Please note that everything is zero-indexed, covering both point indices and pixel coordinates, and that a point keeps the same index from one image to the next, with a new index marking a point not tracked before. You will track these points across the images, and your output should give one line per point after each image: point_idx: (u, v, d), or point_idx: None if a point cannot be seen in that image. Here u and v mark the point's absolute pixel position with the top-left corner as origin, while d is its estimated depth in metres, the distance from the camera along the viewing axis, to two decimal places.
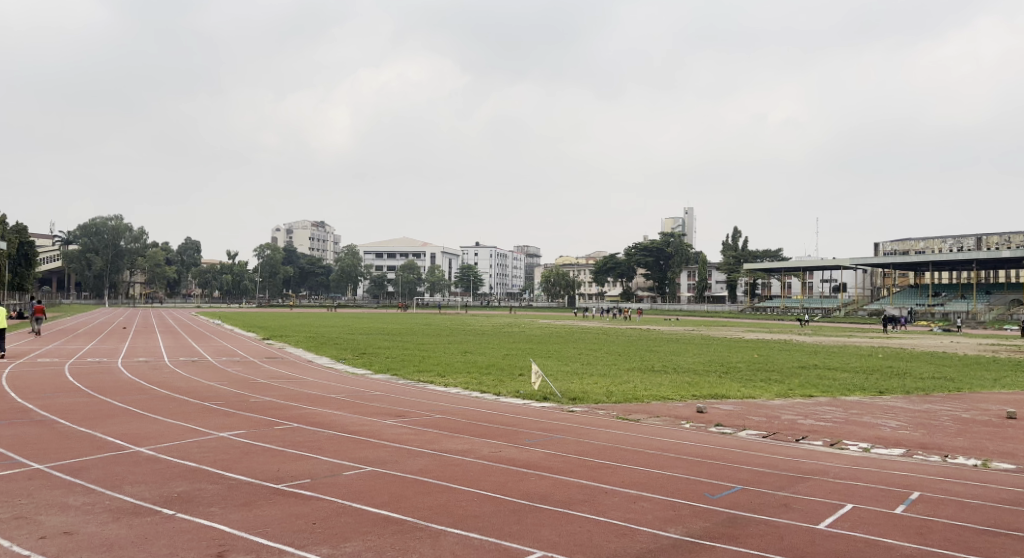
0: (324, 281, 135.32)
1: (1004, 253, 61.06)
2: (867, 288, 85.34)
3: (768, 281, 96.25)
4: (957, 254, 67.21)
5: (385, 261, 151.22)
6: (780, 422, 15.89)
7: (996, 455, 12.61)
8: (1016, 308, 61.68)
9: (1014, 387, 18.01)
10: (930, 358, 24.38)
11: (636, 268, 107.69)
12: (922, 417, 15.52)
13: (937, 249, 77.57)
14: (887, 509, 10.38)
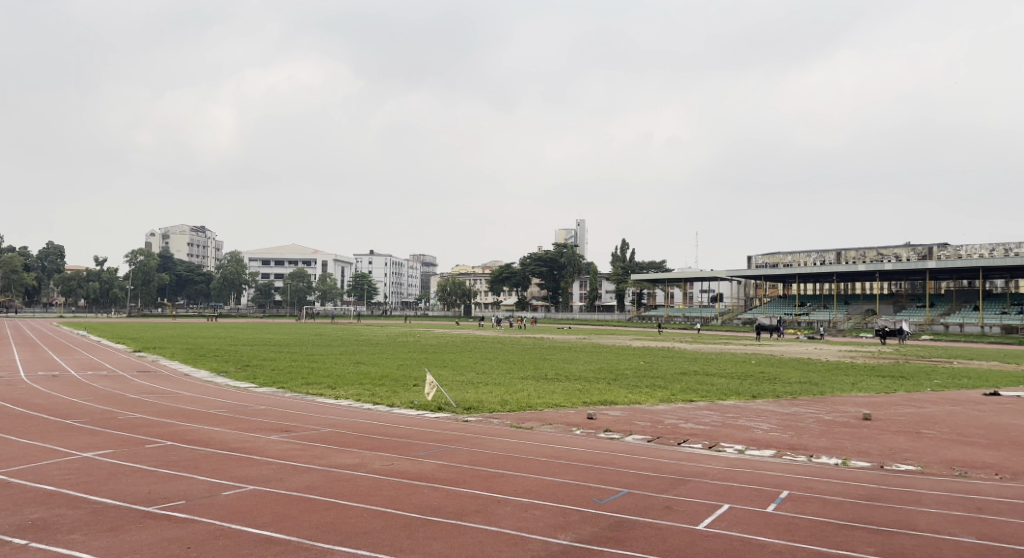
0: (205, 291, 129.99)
1: (860, 266, 65.66)
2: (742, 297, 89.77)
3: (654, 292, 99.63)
4: (820, 266, 71.69)
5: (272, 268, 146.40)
6: (663, 427, 16.60)
7: (854, 454, 13.65)
8: (871, 317, 66.58)
9: (870, 390, 19.48)
10: (797, 363, 25.98)
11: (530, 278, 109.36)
12: (789, 419, 16.60)
13: (803, 263, 82.41)
14: (759, 508, 11.10)
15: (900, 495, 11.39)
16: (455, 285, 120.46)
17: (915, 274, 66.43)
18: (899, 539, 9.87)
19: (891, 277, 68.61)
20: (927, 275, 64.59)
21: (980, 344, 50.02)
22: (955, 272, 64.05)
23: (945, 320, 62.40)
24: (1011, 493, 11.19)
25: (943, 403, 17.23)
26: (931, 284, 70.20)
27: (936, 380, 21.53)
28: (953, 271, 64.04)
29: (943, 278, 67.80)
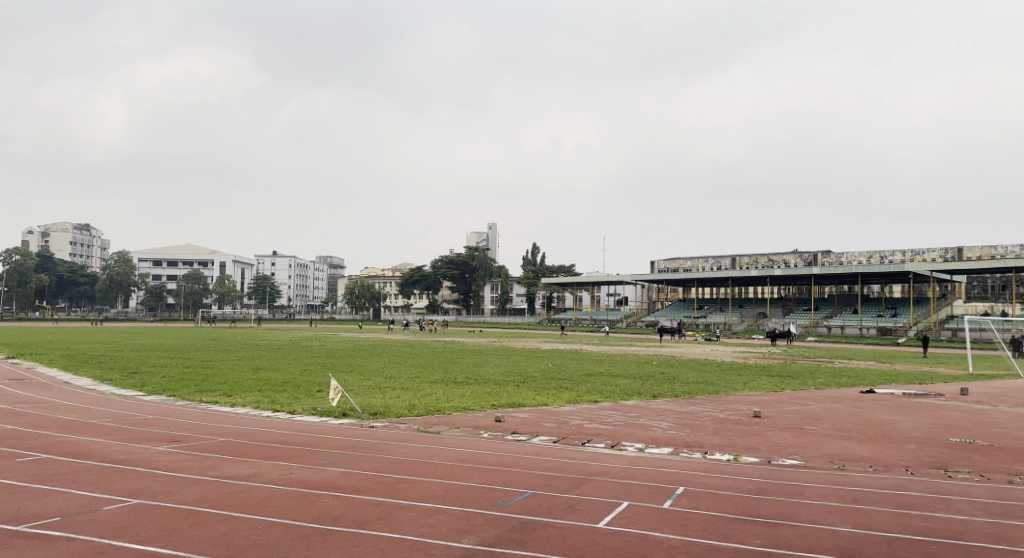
0: (87, 292, 124.25)
1: (753, 271, 68.67)
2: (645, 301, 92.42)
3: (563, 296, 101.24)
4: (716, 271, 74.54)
5: (165, 269, 141.38)
6: (568, 427, 16.96)
7: (745, 450, 14.30)
8: (763, 320, 69.77)
9: (761, 389, 20.45)
10: (694, 364, 27.04)
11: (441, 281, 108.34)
12: (686, 418, 17.22)
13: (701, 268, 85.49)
14: (657, 504, 11.49)
15: (785, 489, 12.02)
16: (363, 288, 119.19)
17: (801, 279, 70.04)
18: (783, 530, 10.41)
19: (780, 281, 72.08)
20: (812, 281, 68.21)
21: (859, 345, 53.22)
22: (837, 278, 67.89)
23: (828, 322, 66.15)
24: (884, 484, 11.97)
25: (826, 401, 18.25)
26: (816, 289, 74.14)
27: (820, 378, 22.79)
28: (835, 277, 67.86)
29: (826, 283, 71.70)
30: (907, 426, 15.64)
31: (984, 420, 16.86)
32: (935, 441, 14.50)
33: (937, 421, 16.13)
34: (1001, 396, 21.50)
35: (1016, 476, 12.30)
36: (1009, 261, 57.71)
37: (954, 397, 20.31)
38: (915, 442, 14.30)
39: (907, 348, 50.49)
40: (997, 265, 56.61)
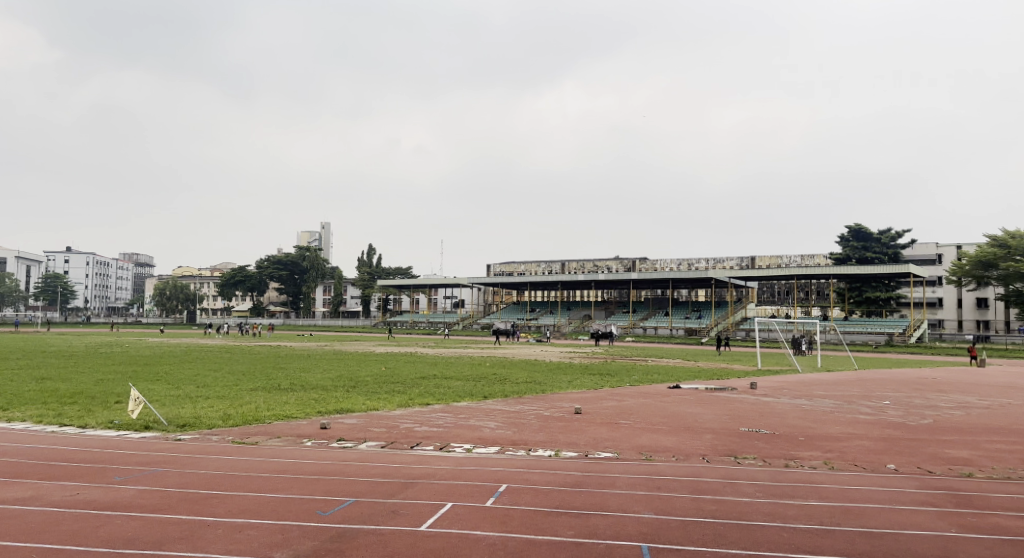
0: None
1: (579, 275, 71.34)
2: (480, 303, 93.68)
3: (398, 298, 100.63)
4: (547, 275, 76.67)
5: None
6: (397, 431, 16.65)
7: (567, 445, 14.65)
8: (590, 321, 73.02)
9: (586, 386, 21.12)
10: (525, 364, 27.58)
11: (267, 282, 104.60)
12: (514, 417, 17.43)
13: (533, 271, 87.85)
14: (479, 503, 11.47)
15: (601, 480, 12.39)
16: (175, 289, 112.23)
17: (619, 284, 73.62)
18: (597, 520, 10.70)
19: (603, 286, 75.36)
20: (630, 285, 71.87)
21: (669, 344, 56.70)
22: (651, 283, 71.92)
23: (643, 324, 70.13)
24: (685, 472, 12.63)
25: (641, 396, 19.13)
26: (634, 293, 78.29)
27: (635, 376, 23.94)
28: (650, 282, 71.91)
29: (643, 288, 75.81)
30: (706, 417, 16.69)
31: (770, 410, 18.36)
32: (730, 430, 15.54)
33: (732, 413, 17.35)
34: (785, 389, 23.60)
35: (795, 459, 13.41)
36: (791, 269, 63.99)
37: (747, 390, 22.01)
38: (712, 432, 15.26)
39: (712, 347, 54.38)
40: (784, 273, 62.47)
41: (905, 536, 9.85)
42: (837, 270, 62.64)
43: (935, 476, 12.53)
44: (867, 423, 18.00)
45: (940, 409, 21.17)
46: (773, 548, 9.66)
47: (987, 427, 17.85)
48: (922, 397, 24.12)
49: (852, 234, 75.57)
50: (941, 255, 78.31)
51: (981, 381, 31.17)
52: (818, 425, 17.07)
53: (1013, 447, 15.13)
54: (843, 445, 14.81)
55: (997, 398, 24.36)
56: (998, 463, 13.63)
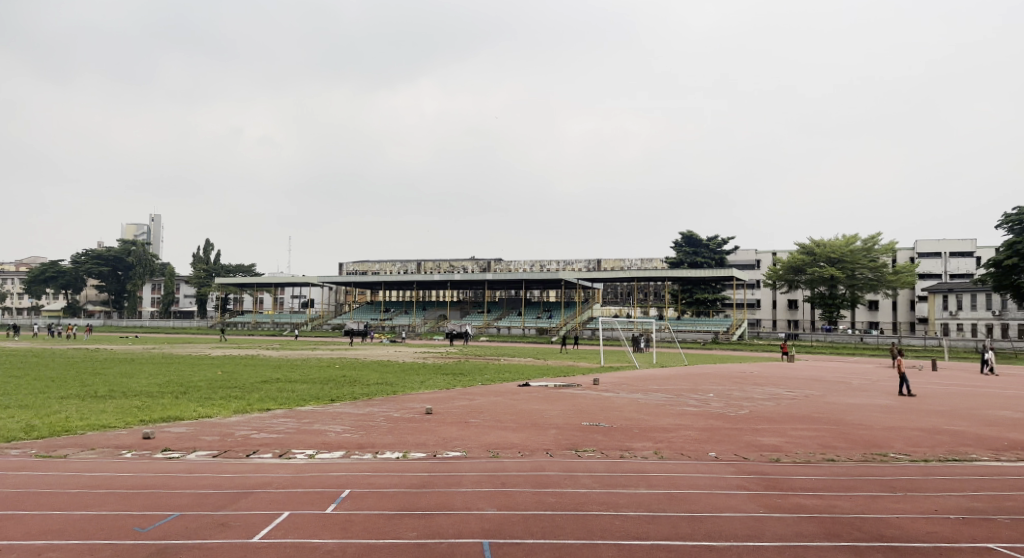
0: None
1: (434, 275, 71.25)
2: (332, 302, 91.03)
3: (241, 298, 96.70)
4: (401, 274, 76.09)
5: None
6: (233, 439, 15.90)
7: (413, 446, 14.52)
8: (445, 320, 73.24)
9: (437, 387, 21.09)
10: (376, 365, 27.23)
11: (82, 279, 97.02)
12: (362, 419, 17.15)
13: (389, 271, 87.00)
14: (319, 510, 11.11)
15: (445, 480, 12.31)
16: None
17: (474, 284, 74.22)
18: (438, 520, 10.61)
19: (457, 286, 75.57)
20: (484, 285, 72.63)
21: (520, 344, 57.79)
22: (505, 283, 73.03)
23: (498, 323, 70.92)
24: (527, 467, 12.83)
25: (492, 395, 19.38)
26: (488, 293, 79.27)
27: (486, 375, 24.22)
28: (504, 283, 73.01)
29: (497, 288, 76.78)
30: (550, 413, 17.09)
31: (609, 405, 19.09)
32: (571, 425, 15.95)
33: (574, 408, 17.90)
34: (623, 385, 24.69)
35: (628, 451, 13.99)
36: (631, 273, 67.18)
37: (589, 386, 22.80)
38: (554, 427, 15.59)
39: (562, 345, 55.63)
40: (626, 276, 65.39)
41: (721, 518, 10.51)
42: (673, 272, 66.27)
43: (750, 462, 13.50)
44: (696, 415, 19.15)
45: (758, 400, 22.92)
46: (606, 536, 10.00)
47: (797, 415, 19.51)
48: (743, 390, 26.03)
49: (684, 241, 80.14)
50: (759, 261, 85.07)
51: (797, 375, 34.02)
52: (651, 417, 17.94)
53: (818, 432, 16.62)
54: (672, 435, 15.67)
55: (807, 390, 26.68)
56: (804, 448, 14.89)
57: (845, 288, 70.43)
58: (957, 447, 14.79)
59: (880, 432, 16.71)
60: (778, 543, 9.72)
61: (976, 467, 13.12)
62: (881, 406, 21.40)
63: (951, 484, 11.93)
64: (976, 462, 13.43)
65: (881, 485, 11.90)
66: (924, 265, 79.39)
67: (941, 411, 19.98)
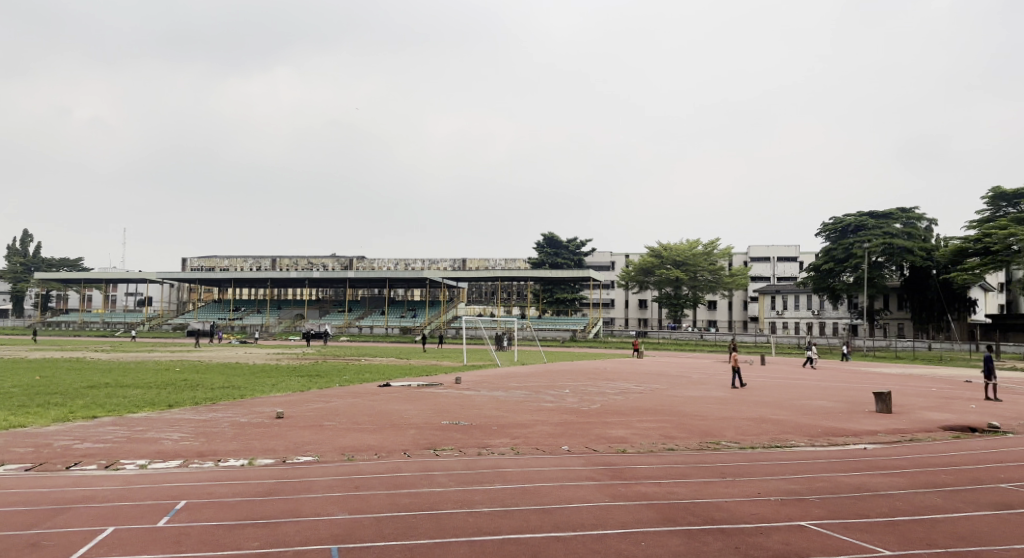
0: None
1: (289, 273, 69.41)
2: (172, 300, 86.30)
3: (65, 295, 90.15)
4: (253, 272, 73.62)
5: None
6: (50, 450, 14.24)
7: (261, 452, 13.27)
8: (300, 320, 71.55)
9: (286, 390, 20.77)
10: (220, 368, 26.33)
11: None
12: (203, 426, 16.42)
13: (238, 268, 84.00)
14: (147, 524, 9.67)
15: (295, 486, 11.10)
16: None
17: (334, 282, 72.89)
18: (284, 529, 9.46)
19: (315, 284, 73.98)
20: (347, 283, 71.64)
21: (382, 343, 57.53)
22: (368, 282, 72.26)
23: (358, 323, 70.02)
24: (385, 468, 11.97)
25: (347, 396, 19.31)
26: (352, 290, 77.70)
27: (345, 376, 24.03)
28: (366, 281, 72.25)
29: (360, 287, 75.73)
30: (409, 413, 17.28)
31: (469, 403, 19.52)
32: (432, 424, 16.21)
33: (433, 407, 18.20)
34: (483, 383, 25.22)
35: (485, 447, 14.26)
36: (496, 272, 68.16)
37: (450, 385, 23.14)
38: (414, 427, 15.66)
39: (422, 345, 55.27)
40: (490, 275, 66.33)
41: (570, 509, 10.44)
42: (534, 273, 67.94)
43: (598, 454, 14.28)
44: (551, 410, 19.90)
45: (609, 395, 24.11)
46: (460, 534, 9.47)
47: (643, 408, 20.72)
48: (595, 385, 27.27)
49: (545, 242, 82.36)
50: (613, 263, 88.70)
51: (645, 370, 36.04)
52: (507, 414, 18.45)
53: (660, 424, 17.76)
54: (526, 431, 16.26)
55: (653, 384, 28.29)
56: (647, 438, 15.91)
57: (688, 288, 74.84)
58: (780, 434, 16.31)
59: (716, 422, 18.06)
60: (621, 530, 9.66)
61: (795, 452, 14.55)
62: (717, 398, 23.08)
63: (772, 468, 13.21)
64: (795, 448, 14.89)
65: (713, 471, 12.96)
66: (755, 268, 85.51)
67: (769, 402, 21.85)
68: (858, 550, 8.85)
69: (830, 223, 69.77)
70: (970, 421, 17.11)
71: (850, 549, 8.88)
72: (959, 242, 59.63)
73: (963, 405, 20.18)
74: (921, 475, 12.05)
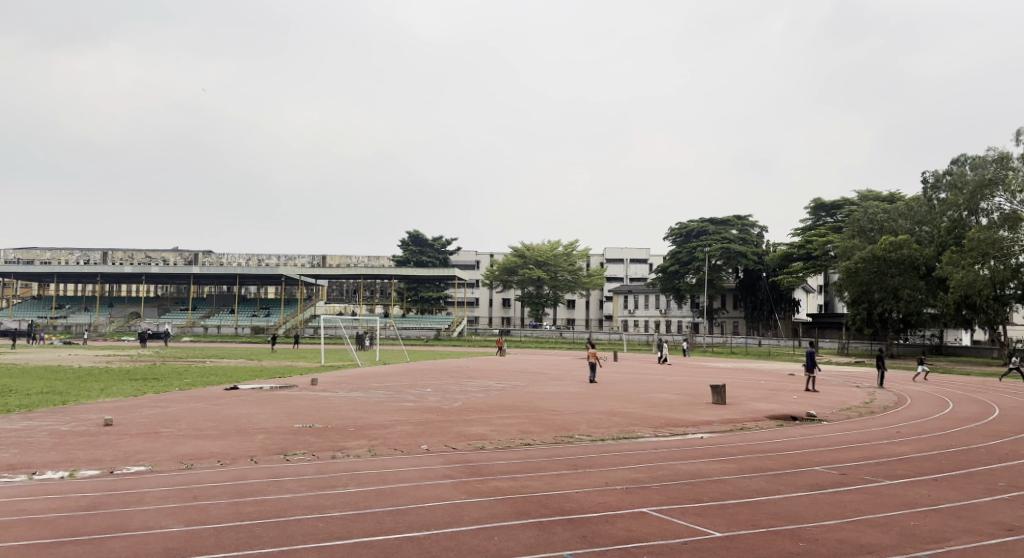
0: None
1: (124, 268, 65.35)
2: None
3: None
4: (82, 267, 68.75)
5: None
6: None
7: (83, 464, 12.28)
8: (136, 320, 67.60)
9: (115, 395, 19.59)
10: (42, 372, 24.45)
11: None
12: (19, 436, 15.03)
13: (63, 262, 78.34)
14: None
15: (122, 499, 10.29)
16: None
17: (178, 279, 69.21)
18: (107, 544, 8.65)
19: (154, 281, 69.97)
20: (191, 280, 68.28)
21: (234, 343, 55.35)
22: (215, 279, 69.19)
23: (203, 322, 66.93)
24: (226, 477, 11.51)
25: (188, 401, 18.45)
26: (194, 288, 74.27)
27: (186, 379, 22.88)
28: (213, 278, 69.10)
29: (205, 284, 72.29)
30: (259, 417, 16.74)
31: (324, 405, 19.12)
32: (283, 428, 15.79)
33: (285, 410, 17.74)
34: (342, 384, 24.79)
35: (340, 450, 14.02)
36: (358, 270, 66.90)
37: (306, 387, 22.59)
38: (264, 432, 15.14)
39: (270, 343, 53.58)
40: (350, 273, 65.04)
41: (424, 509, 10.21)
42: (397, 271, 67.28)
43: (456, 452, 14.40)
44: (411, 410, 19.86)
45: (469, 393, 24.36)
46: (307, 540, 8.94)
47: (501, 405, 21.06)
48: (456, 384, 27.47)
49: (411, 239, 81.67)
50: (478, 262, 89.45)
51: (506, 367, 36.68)
52: (363, 415, 18.24)
53: (518, 420, 18.14)
54: (384, 432, 16.14)
55: (513, 381, 28.80)
56: (504, 435, 16.22)
57: (548, 288, 76.64)
58: (628, 426, 17.06)
59: (569, 416, 18.64)
60: (475, 526, 9.43)
61: (641, 443, 15.29)
62: (573, 393, 23.80)
63: (620, 459, 13.81)
64: (641, 438, 15.65)
65: (566, 464, 13.38)
66: (611, 269, 88.67)
67: (620, 396, 22.79)
68: (692, 533, 9.13)
69: (675, 227, 73.15)
70: (792, 410, 18.59)
71: (684, 533, 9.14)
72: (784, 250, 65.40)
73: (788, 396, 21.88)
74: (749, 461, 13.01)
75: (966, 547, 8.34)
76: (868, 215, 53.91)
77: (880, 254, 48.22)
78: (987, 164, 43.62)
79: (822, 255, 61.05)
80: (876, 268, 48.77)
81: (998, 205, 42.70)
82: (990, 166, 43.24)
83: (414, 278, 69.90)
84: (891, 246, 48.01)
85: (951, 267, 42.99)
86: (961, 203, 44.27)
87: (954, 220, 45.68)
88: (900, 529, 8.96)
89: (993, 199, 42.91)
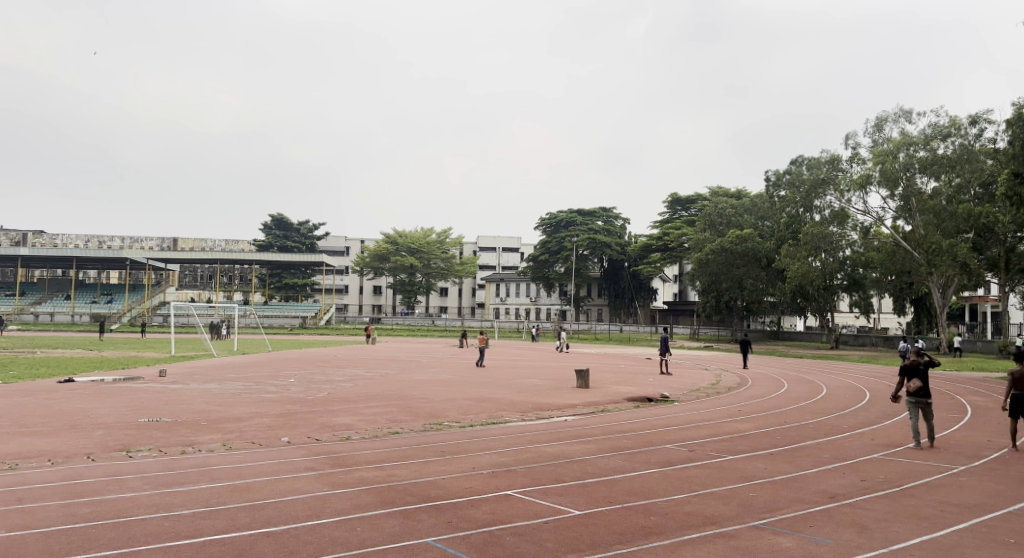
0: None
1: None
2: None
3: None
4: None
5: None
6: None
7: None
8: None
9: None
10: None
11: None
12: None
13: None
14: None
15: None
16: None
17: (3, 263, 63.80)
18: None
19: None
20: (19, 264, 63.05)
21: (68, 333, 51.84)
22: (46, 262, 64.22)
23: (34, 309, 62.17)
24: (59, 476, 10.73)
25: (18, 394, 17.10)
26: (22, 272, 68.75)
27: (14, 371, 21.03)
28: (44, 261, 64.09)
29: (35, 268, 66.96)
30: (99, 413, 15.64)
31: (173, 398, 18.11)
32: (126, 424, 14.85)
33: (130, 404, 16.67)
34: (194, 376, 23.50)
35: (190, 445, 13.34)
36: (214, 254, 63.94)
37: (153, 378, 21.36)
38: (104, 428, 14.19)
39: (113, 333, 50.41)
40: (203, 257, 62.15)
41: (280, 503, 9.83)
42: (257, 257, 64.80)
43: (319, 443, 14.03)
44: (270, 401, 19.18)
45: (334, 382, 23.78)
46: (151, 540, 8.42)
47: (366, 394, 20.70)
48: (321, 373, 26.86)
49: (274, 223, 78.95)
50: (348, 248, 87.73)
51: (372, 356, 36.15)
52: (219, 407, 17.50)
53: (385, 409, 17.92)
54: (242, 425, 15.51)
55: (380, 370, 28.37)
56: (370, 424, 15.96)
57: (421, 276, 76.12)
58: (495, 412, 17.19)
59: (431, 404, 18.59)
60: (336, 518, 9.17)
61: (507, 427, 15.44)
62: (440, 381, 23.75)
63: (485, 443, 13.89)
64: (506, 423, 15.82)
65: (433, 451, 13.34)
66: (482, 257, 89.17)
67: (489, 382, 22.93)
68: (552, 512, 9.29)
69: (545, 217, 74.08)
70: (649, 392, 19.27)
71: (545, 513, 9.29)
72: (644, 241, 68.43)
73: (645, 379, 22.74)
74: (607, 441, 13.43)
75: (795, 514, 8.92)
76: (717, 210, 56.75)
77: (728, 245, 51.32)
78: (820, 165, 46.29)
79: (677, 246, 64.41)
80: (724, 260, 51.54)
81: (828, 203, 45.69)
82: (823, 167, 45.84)
83: (276, 266, 67.67)
84: (737, 239, 51.42)
85: (787, 258, 45.95)
86: (797, 200, 47.05)
87: (792, 216, 48.30)
88: (738, 500, 9.49)
89: (825, 197, 45.78)
